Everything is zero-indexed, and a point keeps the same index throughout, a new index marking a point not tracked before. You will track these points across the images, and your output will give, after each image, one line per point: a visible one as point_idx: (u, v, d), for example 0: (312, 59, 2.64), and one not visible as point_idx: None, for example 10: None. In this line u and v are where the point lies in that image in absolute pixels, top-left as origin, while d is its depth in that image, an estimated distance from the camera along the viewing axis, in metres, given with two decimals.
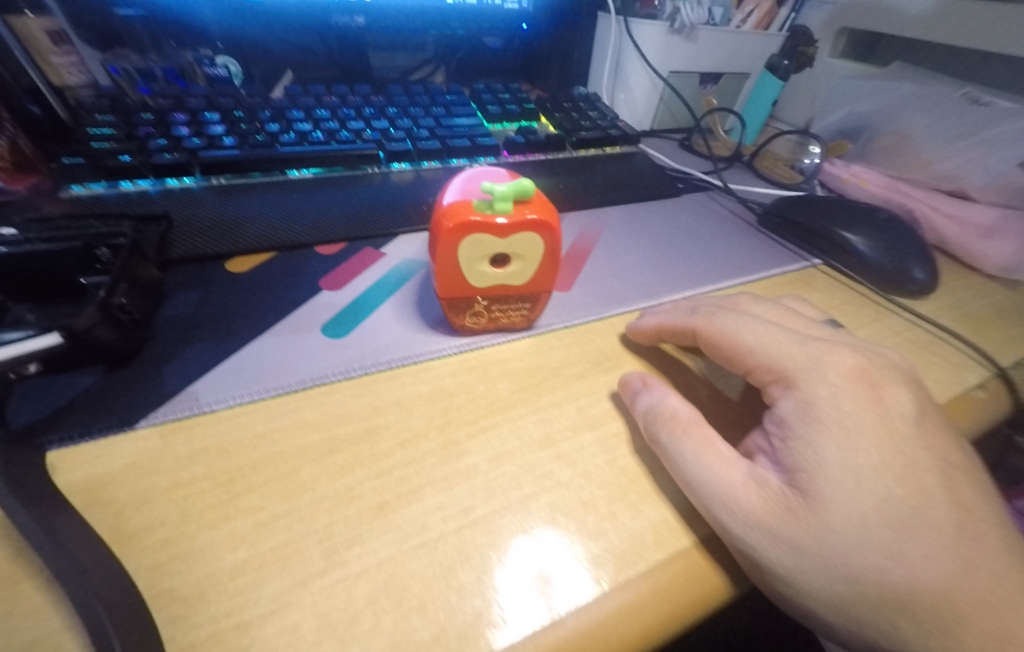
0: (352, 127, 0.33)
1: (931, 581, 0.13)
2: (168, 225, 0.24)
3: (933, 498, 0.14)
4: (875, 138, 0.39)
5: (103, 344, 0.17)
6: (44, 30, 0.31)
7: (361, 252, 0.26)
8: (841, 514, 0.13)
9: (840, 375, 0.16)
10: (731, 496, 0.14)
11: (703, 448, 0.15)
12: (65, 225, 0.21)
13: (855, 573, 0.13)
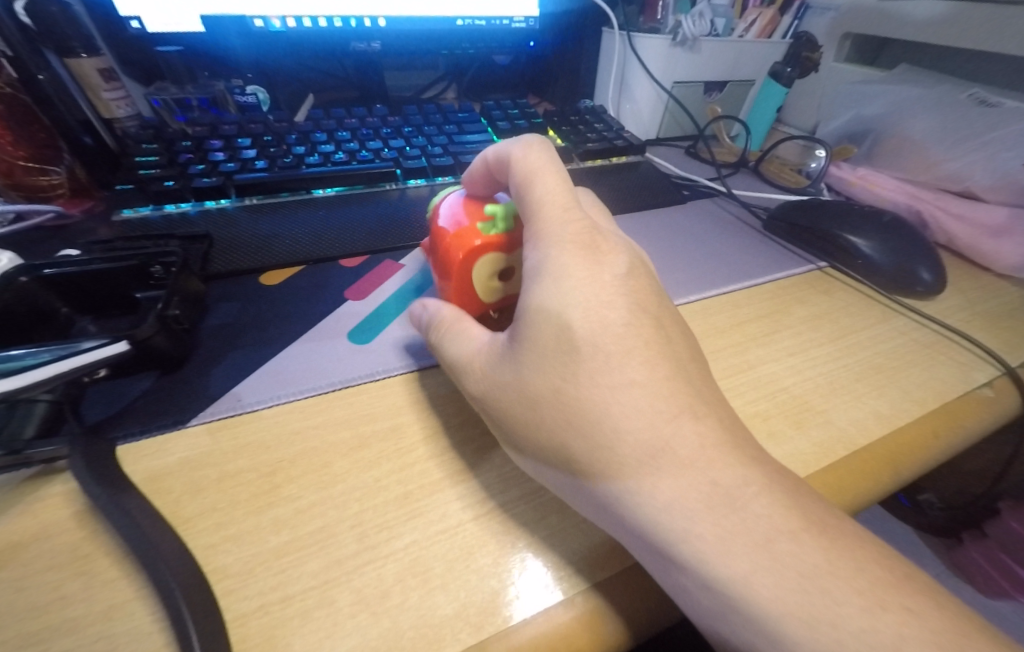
0: (371, 146, 0.36)
1: (637, 426, 0.15)
2: (208, 244, 0.26)
3: (654, 365, 0.16)
4: (881, 140, 0.39)
5: (160, 350, 0.18)
6: (96, 68, 0.33)
7: (381, 264, 0.28)
8: (535, 359, 0.16)
9: (567, 245, 0.17)
10: (465, 364, 0.18)
11: (454, 335, 0.18)
12: (121, 246, 0.23)
13: (569, 415, 0.15)
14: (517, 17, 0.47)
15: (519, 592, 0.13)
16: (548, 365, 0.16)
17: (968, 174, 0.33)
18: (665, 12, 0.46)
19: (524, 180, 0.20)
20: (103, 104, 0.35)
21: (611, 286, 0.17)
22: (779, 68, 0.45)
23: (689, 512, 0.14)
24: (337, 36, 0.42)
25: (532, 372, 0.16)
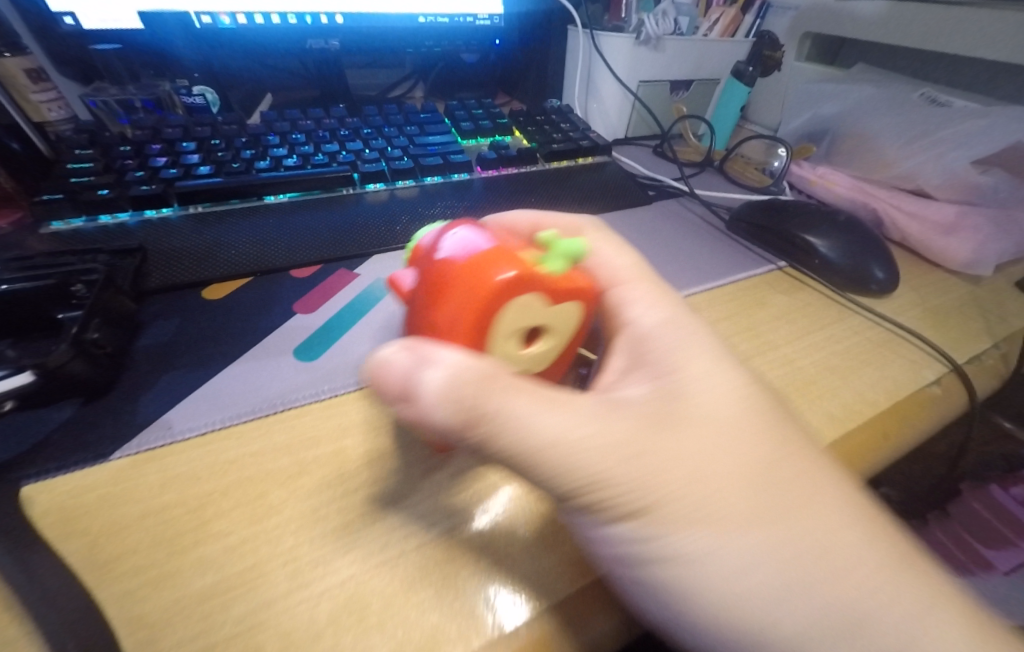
0: (326, 149, 0.34)
1: (730, 513, 0.14)
2: (141, 258, 0.25)
3: (757, 444, 0.15)
4: (837, 139, 0.40)
5: (78, 378, 0.17)
6: (23, 68, 0.31)
7: (335, 273, 0.27)
8: (687, 431, 0.15)
9: (681, 335, 0.18)
10: (552, 438, 0.14)
11: (542, 404, 0.14)
12: (39, 262, 0.22)
13: (719, 500, 0.14)
14: (481, 14, 0.46)
15: (496, 604, 0.13)
16: (670, 444, 0.15)
17: (920, 172, 0.34)
18: (628, 11, 0.46)
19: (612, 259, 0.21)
20: (32, 106, 0.33)
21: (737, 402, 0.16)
22: (742, 67, 0.46)
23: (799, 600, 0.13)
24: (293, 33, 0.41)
25: (644, 456, 0.14)
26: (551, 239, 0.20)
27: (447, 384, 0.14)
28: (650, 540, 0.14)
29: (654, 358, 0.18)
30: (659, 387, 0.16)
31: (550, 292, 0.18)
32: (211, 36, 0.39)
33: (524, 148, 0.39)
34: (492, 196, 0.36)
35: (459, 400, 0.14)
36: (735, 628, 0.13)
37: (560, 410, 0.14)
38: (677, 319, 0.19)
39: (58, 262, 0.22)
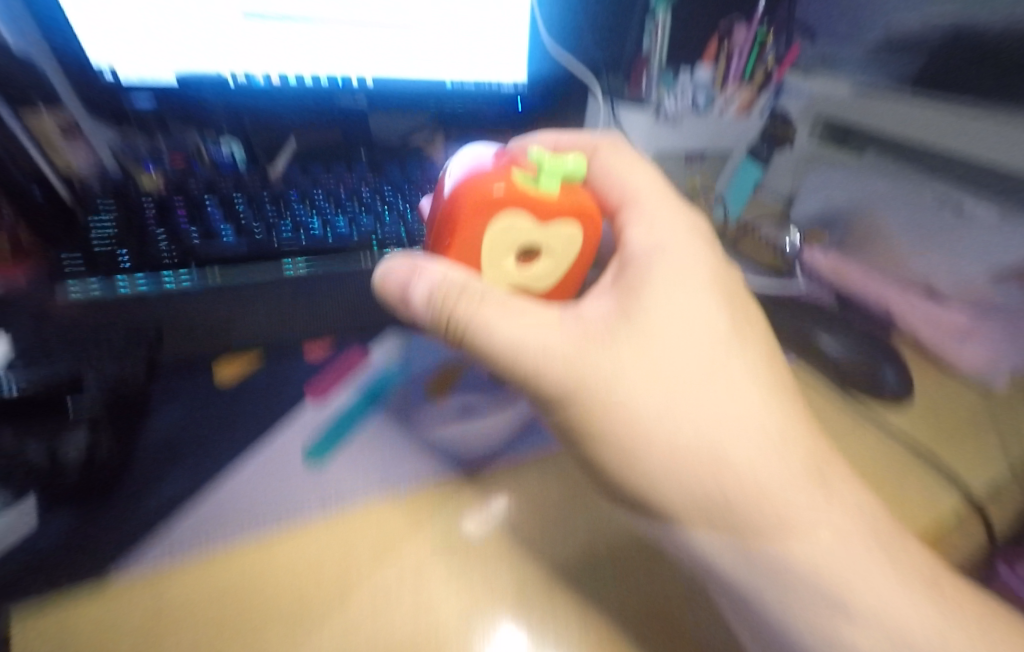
0: (347, 213, 0.35)
1: (695, 437, 0.18)
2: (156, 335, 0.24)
3: (731, 374, 0.19)
4: (851, 227, 0.41)
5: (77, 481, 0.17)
6: (57, 124, 0.32)
7: (347, 353, 0.27)
8: (635, 371, 0.18)
9: (663, 231, 0.23)
10: (525, 368, 0.18)
11: (504, 314, 0.18)
12: (46, 349, 0.21)
13: (666, 417, 0.18)
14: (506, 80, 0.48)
15: None
16: (631, 347, 0.19)
17: (934, 276, 0.35)
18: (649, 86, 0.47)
19: (619, 170, 0.26)
20: (60, 156, 0.33)
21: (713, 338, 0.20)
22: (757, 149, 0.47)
23: (762, 530, 0.17)
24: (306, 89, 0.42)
25: (601, 359, 0.18)
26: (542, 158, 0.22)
27: (436, 279, 0.19)
28: (603, 421, 0.18)
29: (635, 274, 0.21)
30: (619, 306, 0.20)
31: (535, 211, 0.21)
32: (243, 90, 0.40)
33: None
34: None
35: (443, 313, 0.19)
36: (700, 494, 0.18)
37: (524, 325, 0.18)
38: (684, 241, 0.22)
39: (72, 348, 0.22)
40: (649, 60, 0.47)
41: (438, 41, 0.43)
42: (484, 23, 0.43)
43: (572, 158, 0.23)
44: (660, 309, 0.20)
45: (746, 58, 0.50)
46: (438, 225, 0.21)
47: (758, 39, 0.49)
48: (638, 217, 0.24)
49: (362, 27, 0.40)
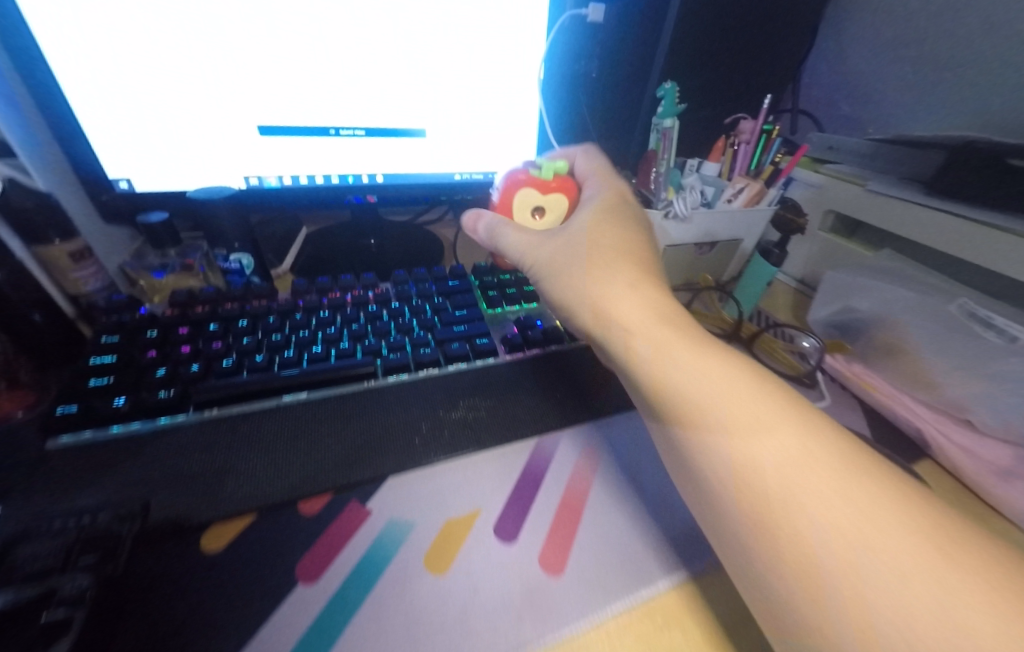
0: (353, 331, 0.34)
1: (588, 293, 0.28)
2: (142, 513, 0.23)
3: (636, 279, 0.28)
4: (875, 340, 0.38)
5: None
6: (67, 253, 0.32)
7: (344, 509, 0.26)
8: (576, 221, 0.31)
9: (598, 197, 0.34)
10: (509, 226, 0.33)
11: (506, 226, 0.33)
12: (22, 550, 0.20)
13: (571, 280, 0.29)
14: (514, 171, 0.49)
15: None
16: (559, 246, 0.30)
17: (972, 406, 0.32)
18: (657, 184, 0.46)
19: (585, 162, 0.38)
20: (70, 282, 0.33)
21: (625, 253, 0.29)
22: (767, 247, 0.44)
23: (679, 408, 0.24)
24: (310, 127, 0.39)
25: (544, 250, 0.31)
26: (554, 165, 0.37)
27: (489, 222, 0.34)
28: (541, 265, 0.31)
29: (593, 180, 0.36)
30: (563, 228, 0.32)
31: (541, 186, 0.35)
32: (256, 196, 0.41)
33: (550, 327, 0.38)
34: (517, 383, 0.34)
35: (480, 232, 0.34)
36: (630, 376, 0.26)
37: (509, 232, 0.33)
38: (603, 198, 0.33)
39: (49, 548, 0.20)
40: (654, 157, 0.47)
41: (448, 142, 0.44)
42: (484, 23, 0.38)
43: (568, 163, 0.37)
44: (581, 229, 0.31)
45: (752, 153, 0.49)
46: (495, 210, 0.36)
47: (764, 132, 0.49)
48: (593, 183, 0.36)
49: (363, 27, 0.36)
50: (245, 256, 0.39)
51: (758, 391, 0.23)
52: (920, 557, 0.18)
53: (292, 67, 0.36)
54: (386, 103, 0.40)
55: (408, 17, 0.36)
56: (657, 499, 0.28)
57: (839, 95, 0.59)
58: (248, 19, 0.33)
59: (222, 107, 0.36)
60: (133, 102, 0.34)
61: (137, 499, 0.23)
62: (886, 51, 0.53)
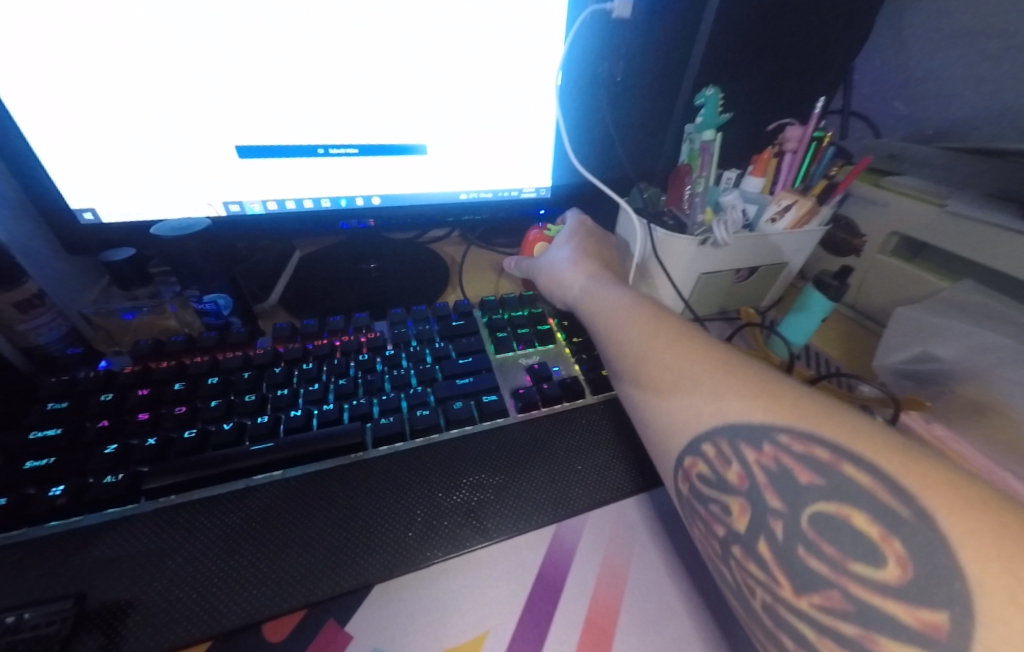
0: (339, 390, 0.29)
1: (552, 281, 0.39)
2: (76, 608, 0.20)
3: (578, 259, 0.39)
4: (958, 397, 0.32)
5: None
6: (12, 303, 0.28)
7: (318, 633, 0.21)
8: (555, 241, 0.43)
9: (573, 221, 0.44)
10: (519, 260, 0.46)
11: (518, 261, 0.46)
12: None
13: (545, 274, 0.40)
14: (527, 187, 0.43)
15: None
16: (541, 258, 0.42)
17: None
18: (691, 204, 0.40)
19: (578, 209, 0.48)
20: (18, 335, 0.29)
21: (577, 249, 0.40)
22: (825, 280, 0.38)
23: (590, 324, 0.33)
24: (307, 128, 0.34)
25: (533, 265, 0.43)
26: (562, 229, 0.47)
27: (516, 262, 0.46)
28: (535, 279, 0.42)
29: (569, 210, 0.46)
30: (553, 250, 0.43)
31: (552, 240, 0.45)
32: (239, 224, 0.37)
33: (569, 379, 0.33)
34: (531, 450, 0.29)
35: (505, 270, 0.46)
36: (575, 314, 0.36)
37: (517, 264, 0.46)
38: (573, 218, 0.45)
39: None
40: (688, 173, 0.40)
41: (452, 159, 0.39)
42: (485, 23, 0.33)
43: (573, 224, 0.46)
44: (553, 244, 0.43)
45: (798, 164, 0.43)
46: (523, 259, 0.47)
47: (814, 140, 0.42)
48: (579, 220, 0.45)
49: (363, 28, 0.31)
50: (221, 296, 0.34)
51: (642, 304, 0.31)
52: (714, 378, 0.24)
53: (296, 69, 0.31)
54: (384, 121, 0.35)
55: (409, 16, 0.31)
56: (704, 614, 0.23)
57: (895, 95, 0.52)
58: (247, 19, 0.28)
59: (222, 109, 0.31)
60: (92, 124, 0.29)
61: (74, 589, 0.21)
62: (958, 44, 0.46)
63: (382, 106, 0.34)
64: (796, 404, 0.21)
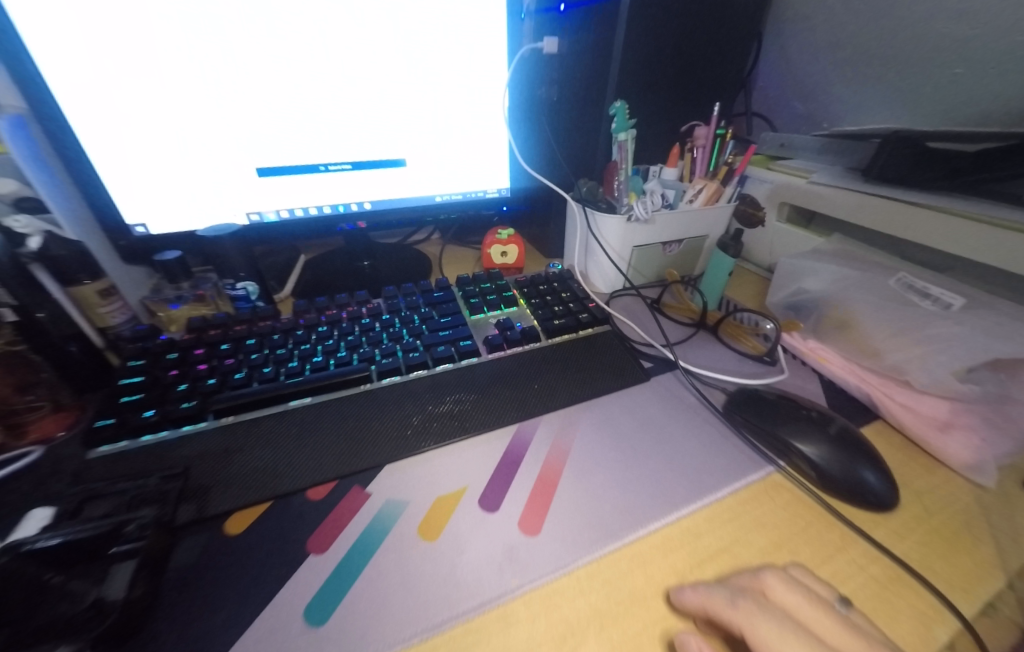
0: (349, 343, 0.38)
1: (644, 415, 0.36)
2: (183, 477, 0.28)
3: (714, 464, 0.32)
4: (826, 318, 0.42)
5: (120, 626, 0.21)
6: (97, 291, 0.36)
7: (348, 492, 0.29)
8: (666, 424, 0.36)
9: (698, 456, 0.33)
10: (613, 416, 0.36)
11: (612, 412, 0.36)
12: (97, 504, 0.26)
13: (624, 401, 0.38)
14: (490, 190, 0.53)
15: None
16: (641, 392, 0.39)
17: (908, 368, 0.35)
18: (620, 191, 0.50)
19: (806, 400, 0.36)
20: (99, 316, 0.37)
21: (705, 450, 0.33)
22: (726, 242, 0.47)
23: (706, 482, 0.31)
24: (306, 124, 0.42)
25: (626, 388, 0.39)
26: (506, 229, 0.55)
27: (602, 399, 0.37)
28: (617, 398, 0.38)
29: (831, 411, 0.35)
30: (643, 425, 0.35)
31: (500, 243, 0.54)
32: (257, 230, 0.46)
33: (528, 327, 0.42)
34: (499, 378, 0.38)
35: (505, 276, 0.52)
36: (669, 456, 0.33)
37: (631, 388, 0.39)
38: (698, 444, 0.34)
39: (115, 501, 0.26)
40: (617, 167, 0.51)
41: (451, 155, 0.49)
42: (484, 21, 0.43)
43: (506, 231, 0.55)
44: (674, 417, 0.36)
45: (709, 157, 0.53)
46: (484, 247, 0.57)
47: (718, 137, 0.52)
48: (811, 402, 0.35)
49: (362, 25, 0.40)
50: (251, 284, 0.45)
51: (789, 536, 0.28)
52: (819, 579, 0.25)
53: (289, 62, 0.39)
54: (390, 121, 0.45)
55: (407, 15, 0.41)
56: (630, 467, 0.32)
57: (791, 97, 0.63)
58: (248, 18, 0.37)
59: (227, 104, 0.39)
60: (160, 136, 0.39)
61: (180, 466, 0.29)
62: (825, 54, 0.58)
63: (382, 105, 0.44)
64: (847, 554, 0.27)
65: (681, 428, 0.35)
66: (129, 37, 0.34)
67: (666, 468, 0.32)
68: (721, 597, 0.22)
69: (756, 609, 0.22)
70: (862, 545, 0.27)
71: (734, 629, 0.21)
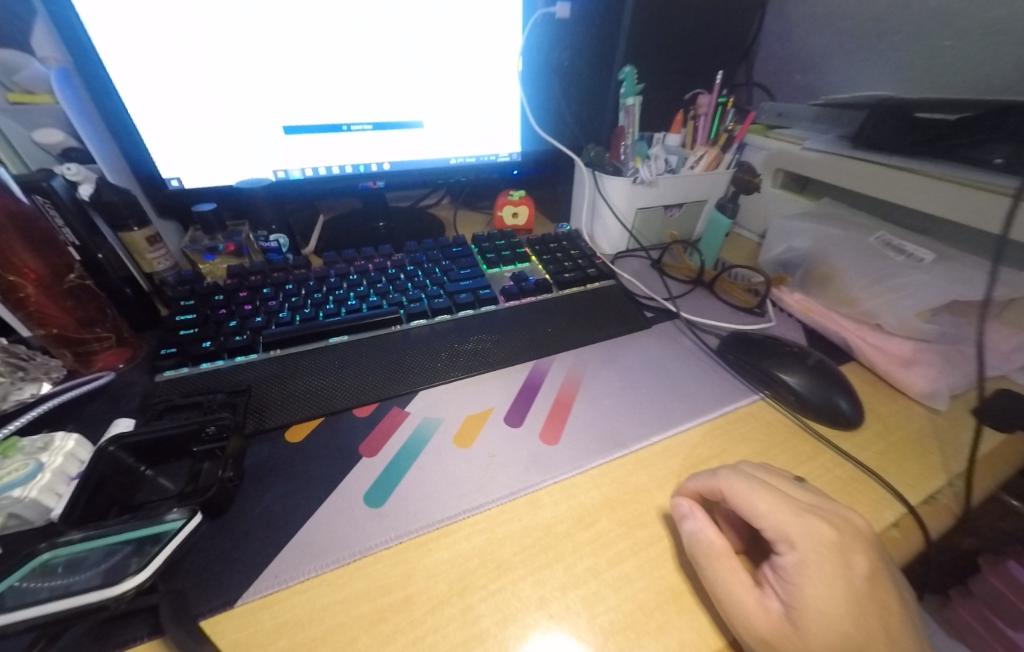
0: (378, 289, 0.41)
1: (647, 356, 0.40)
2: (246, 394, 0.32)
3: (708, 394, 0.37)
4: (813, 272, 0.46)
5: (216, 500, 0.25)
6: (146, 237, 0.39)
7: (389, 411, 0.33)
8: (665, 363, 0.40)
9: (694, 388, 0.37)
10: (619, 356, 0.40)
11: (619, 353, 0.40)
12: (176, 413, 0.30)
13: (630, 344, 0.42)
14: (502, 153, 0.55)
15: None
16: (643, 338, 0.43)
17: (880, 313, 0.39)
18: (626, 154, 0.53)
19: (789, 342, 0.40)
20: (147, 262, 0.40)
21: (700, 384, 0.38)
22: (723, 203, 0.51)
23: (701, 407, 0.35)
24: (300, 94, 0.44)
25: (630, 333, 0.43)
26: (516, 192, 0.58)
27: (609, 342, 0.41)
28: (623, 342, 0.42)
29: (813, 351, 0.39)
30: (646, 364, 0.40)
31: (512, 204, 0.57)
32: (283, 186, 0.48)
33: (540, 279, 0.46)
34: (516, 322, 0.42)
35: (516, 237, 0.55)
36: (669, 388, 0.37)
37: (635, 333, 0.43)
38: (694, 378, 0.38)
39: (191, 411, 0.30)
40: (623, 133, 0.53)
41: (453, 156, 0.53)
42: (485, 21, 0.46)
43: (517, 192, 0.58)
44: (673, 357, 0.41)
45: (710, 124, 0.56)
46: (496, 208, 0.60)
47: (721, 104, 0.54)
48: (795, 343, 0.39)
49: (362, 28, 0.43)
50: (282, 236, 0.49)
51: (771, 448, 0.32)
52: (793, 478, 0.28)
53: (294, 71, 0.43)
54: (396, 110, 0.48)
55: (407, 19, 0.44)
56: (634, 395, 0.36)
57: (793, 68, 0.65)
58: (252, 24, 0.39)
59: (254, 75, 0.42)
60: (190, 103, 0.41)
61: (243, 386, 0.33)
62: (827, 23, 0.60)
63: (382, 104, 0.47)
64: (819, 460, 0.31)
65: (680, 366, 0.39)
66: (162, 20, 0.37)
67: (666, 397, 0.36)
68: (700, 477, 0.25)
69: (729, 476, 0.25)
70: (831, 454, 0.32)
71: (719, 495, 0.24)
